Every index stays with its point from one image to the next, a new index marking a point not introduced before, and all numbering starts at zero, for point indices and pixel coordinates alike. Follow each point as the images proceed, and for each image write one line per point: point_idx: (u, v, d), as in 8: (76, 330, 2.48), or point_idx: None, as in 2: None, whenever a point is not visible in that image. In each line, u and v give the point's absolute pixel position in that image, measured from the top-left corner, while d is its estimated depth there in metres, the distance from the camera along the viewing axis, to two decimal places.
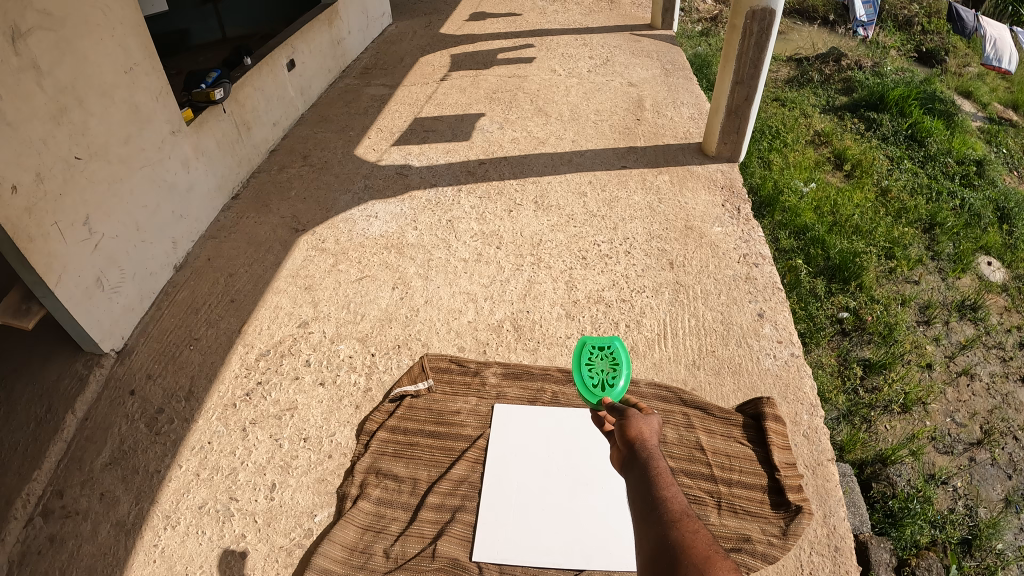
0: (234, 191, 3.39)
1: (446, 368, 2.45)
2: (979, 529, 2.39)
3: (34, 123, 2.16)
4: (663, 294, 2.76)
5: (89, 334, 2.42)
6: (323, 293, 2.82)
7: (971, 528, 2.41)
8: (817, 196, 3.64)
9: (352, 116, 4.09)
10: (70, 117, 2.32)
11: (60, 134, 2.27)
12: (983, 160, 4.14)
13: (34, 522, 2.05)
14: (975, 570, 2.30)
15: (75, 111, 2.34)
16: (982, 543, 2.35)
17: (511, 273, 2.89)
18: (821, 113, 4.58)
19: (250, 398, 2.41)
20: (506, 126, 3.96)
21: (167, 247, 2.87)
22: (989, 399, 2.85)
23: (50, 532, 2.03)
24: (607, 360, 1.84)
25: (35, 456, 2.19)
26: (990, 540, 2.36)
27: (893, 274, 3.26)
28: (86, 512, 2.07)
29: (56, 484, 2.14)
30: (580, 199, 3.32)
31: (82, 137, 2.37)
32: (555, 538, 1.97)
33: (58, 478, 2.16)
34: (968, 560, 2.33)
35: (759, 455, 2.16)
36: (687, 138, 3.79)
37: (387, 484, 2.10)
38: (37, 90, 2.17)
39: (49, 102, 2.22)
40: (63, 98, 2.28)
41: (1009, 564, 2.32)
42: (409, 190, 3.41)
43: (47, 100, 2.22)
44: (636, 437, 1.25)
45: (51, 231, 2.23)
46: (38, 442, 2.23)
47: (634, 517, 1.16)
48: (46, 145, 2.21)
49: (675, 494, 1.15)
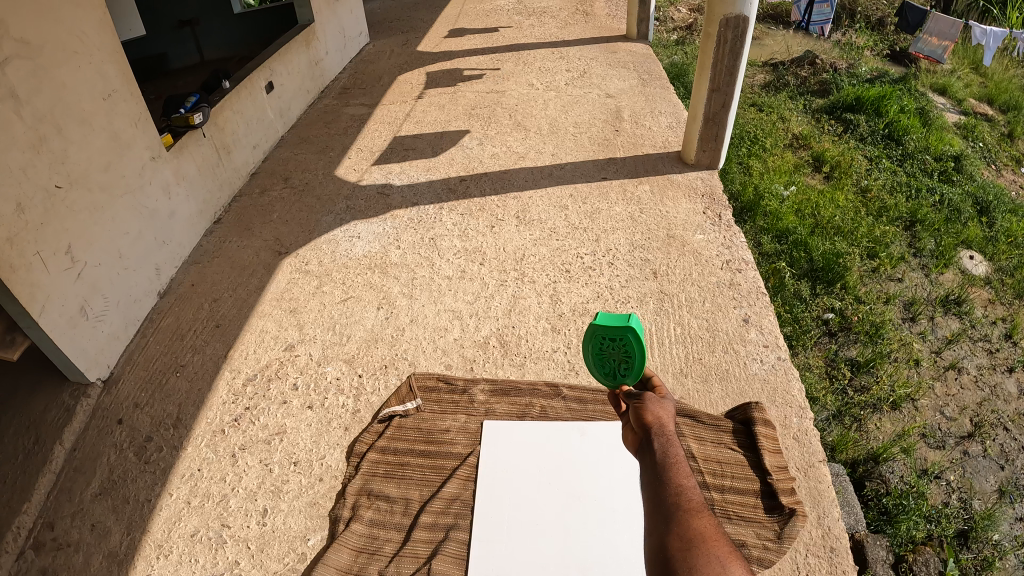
0: (216, 214, 3.37)
1: (434, 387, 2.44)
2: (974, 521, 2.41)
3: (14, 152, 2.15)
4: (648, 303, 2.77)
5: (74, 363, 2.40)
6: (308, 315, 2.81)
7: (967, 520, 2.43)
8: (798, 199, 3.66)
9: (333, 136, 4.10)
10: (51, 145, 2.31)
11: (40, 163, 2.26)
12: (961, 154, 4.17)
13: (25, 556, 2.02)
14: (972, 562, 2.31)
15: (55, 139, 2.33)
16: (978, 535, 2.37)
17: (495, 289, 2.89)
18: (798, 116, 4.62)
19: (239, 423, 2.40)
20: (485, 142, 3.97)
21: (151, 274, 2.85)
22: (977, 392, 2.87)
23: (42, 565, 2.00)
24: (620, 351, 1.61)
25: (24, 489, 2.16)
26: (987, 532, 2.38)
27: (877, 273, 3.28)
28: (78, 543, 2.04)
29: (46, 517, 2.12)
30: (562, 212, 3.33)
31: (62, 165, 2.36)
32: (550, 553, 1.96)
33: (48, 511, 2.13)
34: (966, 552, 2.34)
35: (751, 460, 2.18)
36: (667, 147, 3.81)
37: (380, 505, 2.09)
38: (15, 118, 2.16)
39: (29, 131, 2.21)
40: (42, 127, 2.27)
41: (1006, 554, 2.34)
42: (391, 209, 3.41)
43: (27, 129, 2.21)
44: (651, 423, 1.36)
45: (34, 262, 2.22)
46: (27, 473, 2.21)
47: (645, 499, 1.28)
48: (26, 174, 2.20)
49: (690, 487, 1.27)
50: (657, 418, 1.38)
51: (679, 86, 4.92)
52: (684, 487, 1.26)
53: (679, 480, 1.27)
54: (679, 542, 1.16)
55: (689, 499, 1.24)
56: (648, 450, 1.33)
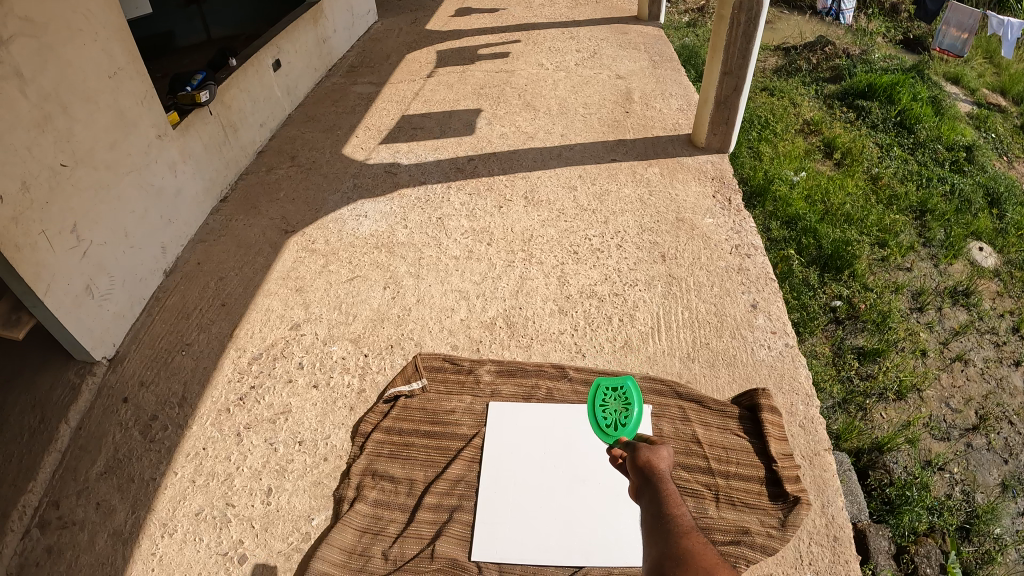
0: (222, 193, 3.35)
1: (440, 367, 2.43)
2: (976, 514, 2.40)
3: (18, 132, 2.13)
4: (656, 287, 2.76)
5: (80, 342, 2.40)
6: (314, 294, 2.80)
7: (969, 513, 2.42)
8: (808, 184, 3.62)
9: (340, 114, 4.06)
10: (56, 123, 2.29)
11: (44, 142, 2.24)
12: (973, 145, 4.10)
13: (31, 534, 2.04)
14: (973, 555, 2.32)
15: (60, 118, 2.31)
16: (980, 528, 2.37)
17: (503, 269, 2.88)
18: (810, 101, 4.56)
19: (244, 402, 2.40)
20: (494, 122, 3.94)
21: (157, 252, 2.84)
22: (983, 384, 2.85)
23: (48, 543, 2.02)
24: (620, 401, 2.07)
25: (31, 466, 2.18)
26: (988, 525, 2.38)
27: (886, 262, 3.25)
28: (83, 522, 2.07)
29: (51, 495, 2.13)
30: (571, 193, 3.31)
31: (67, 144, 2.34)
32: (555, 538, 2.00)
33: (53, 489, 2.15)
34: (966, 545, 2.35)
35: (756, 447, 2.19)
36: (677, 130, 3.77)
37: (385, 486, 2.12)
38: (20, 97, 2.14)
39: (33, 110, 2.20)
40: (46, 105, 2.25)
41: (1006, 549, 2.34)
42: (398, 188, 3.39)
43: (31, 107, 2.19)
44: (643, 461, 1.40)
45: (39, 241, 2.21)
46: (32, 452, 2.22)
47: (645, 536, 1.28)
48: (32, 153, 2.19)
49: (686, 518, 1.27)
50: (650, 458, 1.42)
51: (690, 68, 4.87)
52: (679, 517, 1.27)
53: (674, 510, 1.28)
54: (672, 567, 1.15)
55: (683, 528, 1.24)
56: (644, 488, 1.36)
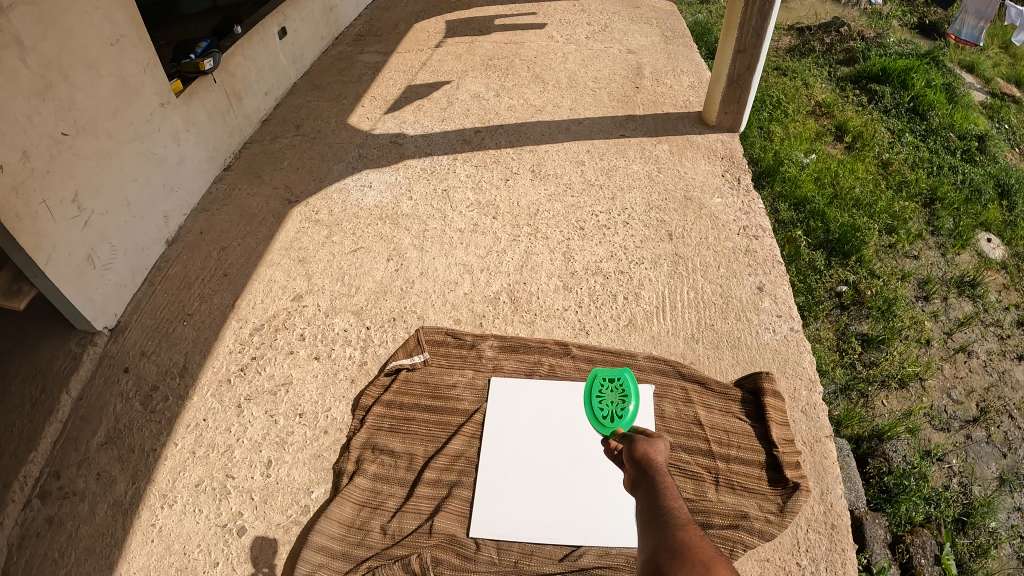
0: (225, 162, 3.29)
1: (442, 342, 2.41)
2: (973, 507, 2.40)
3: (19, 101, 2.10)
4: (662, 265, 2.74)
5: (81, 313, 2.38)
6: (317, 265, 2.77)
7: (966, 505, 2.42)
8: (817, 167, 3.57)
9: (346, 84, 4.00)
10: (57, 92, 2.26)
11: (45, 110, 2.21)
12: (986, 134, 4.02)
13: (32, 505, 2.05)
14: (968, 548, 2.32)
15: (61, 86, 2.28)
16: (975, 521, 2.37)
17: (508, 244, 2.85)
18: (823, 83, 4.46)
19: (245, 373, 2.40)
20: (502, 94, 3.89)
21: (159, 221, 2.81)
22: (986, 376, 2.83)
23: (49, 513, 2.04)
24: (616, 393, 2.20)
25: (32, 437, 2.18)
26: (984, 519, 2.38)
27: (893, 249, 3.21)
28: (83, 493, 2.08)
29: (52, 466, 2.14)
30: (578, 167, 3.27)
31: (68, 112, 2.31)
32: (554, 517, 2.02)
33: (54, 460, 2.15)
34: (962, 537, 2.35)
35: (758, 431, 2.18)
36: (687, 107, 3.71)
37: (384, 459, 2.12)
38: (20, 65, 2.11)
39: (34, 78, 2.16)
40: (47, 74, 2.22)
41: (1001, 542, 2.34)
42: (404, 159, 3.35)
43: (32, 75, 2.16)
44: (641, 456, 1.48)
45: (40, 210, 2.19)
46: (33, 421, 2.22)
47: (639, 522, 1.32)
48: (32, 122, 2.16)
49: (682, 509, 1.30)
50: (649, 453, 1.48)
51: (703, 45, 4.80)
52: (674, 507, 1.31)
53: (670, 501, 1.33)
54: (667, 551, 1.19)
55: (678, 516, 1.28)
56: (643, 483, 1.41)
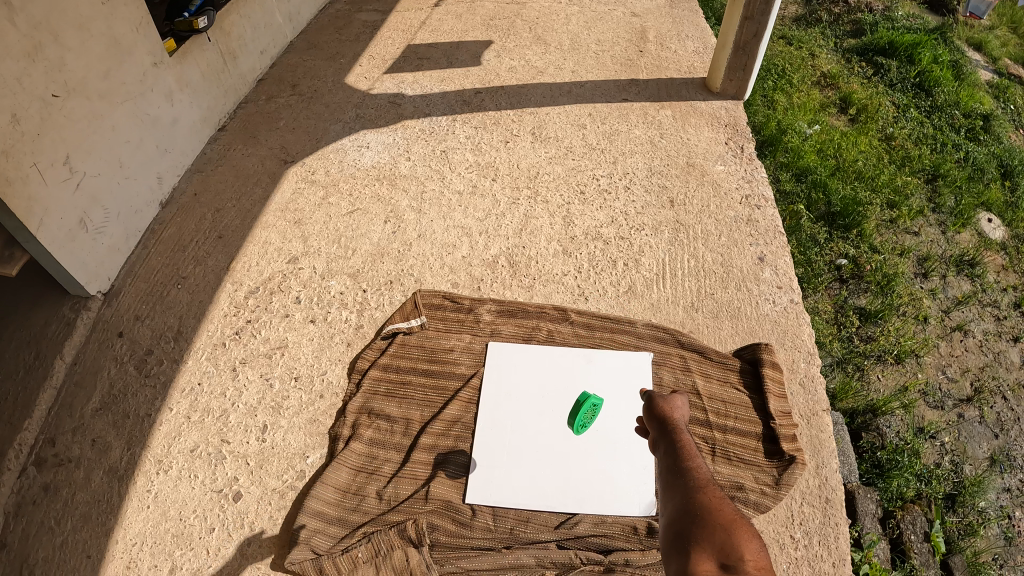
0: (221, 122, 3.19)
1: (439, 305, 2.40)
2: (963, 486, 2.42)
3: (7, 63, 2.04)
4: (663, 232, 2.71)
5: (74, 278, 2.35)
6: (313, 227, 2.74)
7: (956, 484, 2.43)
8: (820, 138, 3.53)
9: (343, 42, 3.78)
10: (46, 53, 2.19)
11: (34, 72, 2.14)
12: (990, 114, 3.97)
13: (28, 473, 2.04)
14: (956, 525, 2.34)
15: (51, 47, 2.21)
16: (965, 500, 2.39)
17: (507, 207, 2.82)
18: (829, 54, 4.34)
19: (240, 336, 2.38)
20: (504, 54, 3.71)
21: (153, 183, 2.76)
22: (981, 356, 2.83)
23: (44, 481, 2.02)
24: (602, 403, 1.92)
25: (26, 404, 2.16)
26: (974, 498, 2.40)
27: (894, 224, 3.19)
28: (79, 459, 2.07)
29: (47, 433, 2.12)
30: (580, 131, 3.21)
31: (59, 74, 2.24)
32: (550, 482, 2.03)
33: (49, 427, 2.14)
34: (951, 515, 2.37)
35: (755, 402, 2.19)
36: (692, 72, 3.62)
37: (380, 424, 2.12)
38: (8, 26, 2.04)
39: (23, 40, 2.09)
40: (36, 34, 2.14)
41: (989, 522, 2.36)
42: (402, 118, 3.25)
43: (20, 36, 2.08)
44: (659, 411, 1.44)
45: (30, 174, 2.14)
46: (27, 388, 2.20)
47: (662, 484, 1.33)
48: (22, 85, 2.10)
49: (703, 467, 1.30)
50: (668, 406, 1.45)
51: (709, 12, 4.67)
52: (696, 466, 1.30)
53: (691, 460, 1.32)
54: (689, 519, 1.20)
55: (699, 476, 1.28)
56: (662, 439, 1.40)
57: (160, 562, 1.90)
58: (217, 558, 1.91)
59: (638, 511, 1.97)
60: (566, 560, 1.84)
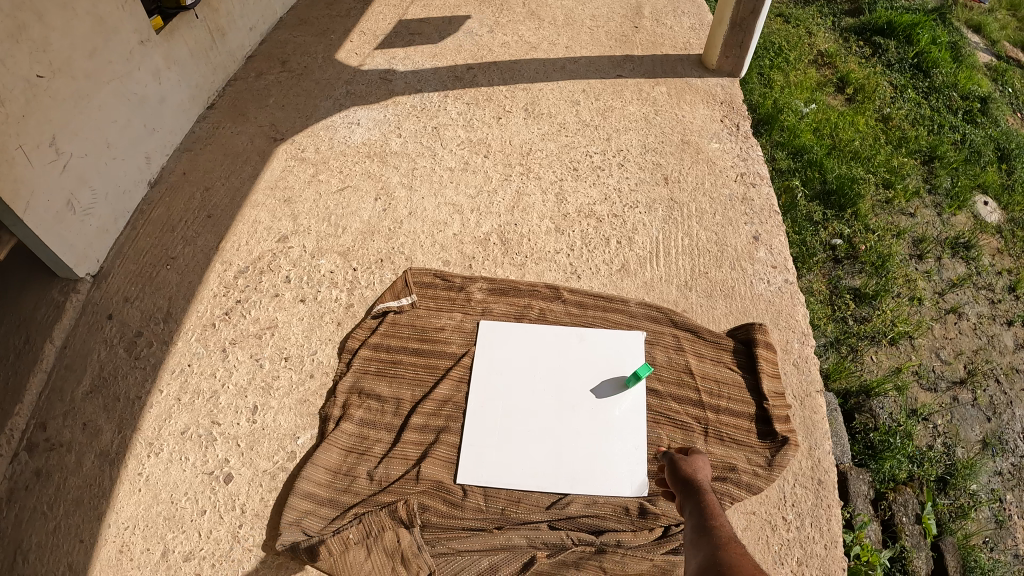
0: (209, 100, 3.12)
1: (430, 284, 2.37)
2: (956, 468, 2.42)
3: None
4: (656, 210, 2.69)
5: (62, 260, 2.30)
6: (303, 206, 2.71)
7: (949, 466, 2.43)
8: (817, 117, 3.50)
9: (334, 18, 3.68)
10: (30, 33, 2.10)
11: (19, 53, 2.06)
12: (988, 96, 3.94)
13: (19, 458, 2.01)
14: (947, 508, 2.35)
15: (35, 27, 2.12)
16: (957, 482, 2.39)
17: (499, 184, 2.79)
18: (826, 33, 4.26)
19: (230, 317, 2.36)
20: (496, 30, 3.63)
21: (141, 162, 2.69)
22: (975, 339, 2.82)
23: (36, 466, 2.00)
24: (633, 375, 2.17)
25: (16, 389, 2.12)
26: (966, 481, 2.40)
27: (889, 205, 3.18)
28: (70, 444, 2.04)
29: (38, 417, 2.10)
30: (573, 107, 3.17)
31: (43, 54, 2.16)
32: (541, 462, 2.02)
33: (40, 411, 2.11)
34: (942, 498, 2.37)
35: (748, 382, 2.17)
36: (687, 49, 3.57)
37: (370, 405, 2.10)
38: None
39: (6, 20, 2.00)
40: (20, 13, 2.05)
41: (980, 505, 2.37)
42: (393, 95, 3.20)
43: (2, 15, 1.99)
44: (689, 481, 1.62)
45: (16, 157, 2.07)
46: (18, 372, 2.16)
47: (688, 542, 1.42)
48: (5, 66, 2.02)
49: (727, 528, 1.40)
50: (694, 477, 1.63)
51: None
52: (720, 525, 1.41)
53: (717, 520, 1.43)
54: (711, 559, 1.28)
55: (723, 532, 1.38)
56: (690, 504, 1.53)
57: (152, 545, 1.89)
58: (209, 541, 1.91)
59: (630, 492, 1.96)
60: (556, 541, 1.83)
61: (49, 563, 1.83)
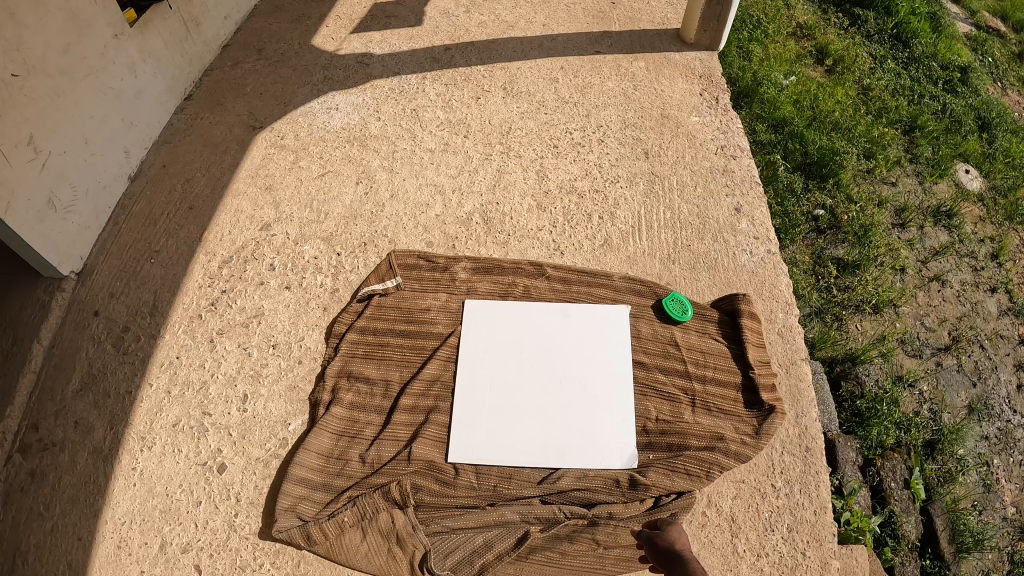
0: (186, 91, 3.08)
1: (414, 265, 2.38)
2: (942, 434, 2.46)
3: None
4: (637, 184, 2.70)
5: (45, 259, 2.28)
6: (284, 192, 2.70)
7: (935, 432, 2.47)
8: (796, 89, 3.50)
9: (308, 4, 3.63)
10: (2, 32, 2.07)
11: None
12: (968, 66, 3.96)
13: (13, 460, 2.01)
14: (935, 473, 2.39)
15: (7, 25, 2.08)
16: (944, 447, 2.43)
17: (479, 163, 2.79)
18: (806, 4, 4.22)
19: (216, 307, 2.35)
20: (472, 10, 3.60)
21: (120, 157, 2.66)
22: (959, 307, 2.85)
23: (30, 467, 2.00)
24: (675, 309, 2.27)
25: (6, 391, 2.11)
26: (952, 446, 2.44)
27: (871, 174, 3.20)
28: (62, 443, 2.04)
29: (30, 418, 2.09)
30: (552, 85, 3.16)
31: (16, 52, 2.13)
32: (532, 438, 2.04)
33: (32, 412, 2.10)
34: (930, 463, 2.42)
35: (734, 351, 2.20)
36: (665, 24, 3.56)
37: (360, 388, 2.10)
38: None
39: None
40: None
41: (967, 470, 2.41)
42: (371, 79, 3.18)
43: None
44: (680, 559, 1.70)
45: None
46: (7, 375, 2.15)
47: None
48: None
49: None
50: (680, 551, 1.73)
51: None
52: None
53: None
54: None
55: None
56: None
57: (150, 539, 1.90)
58: (206, 532, 1.92)
59: (621, 463, 1.98)
60: (549, 515, 1.86)
61: (48, 562, 1.83)
